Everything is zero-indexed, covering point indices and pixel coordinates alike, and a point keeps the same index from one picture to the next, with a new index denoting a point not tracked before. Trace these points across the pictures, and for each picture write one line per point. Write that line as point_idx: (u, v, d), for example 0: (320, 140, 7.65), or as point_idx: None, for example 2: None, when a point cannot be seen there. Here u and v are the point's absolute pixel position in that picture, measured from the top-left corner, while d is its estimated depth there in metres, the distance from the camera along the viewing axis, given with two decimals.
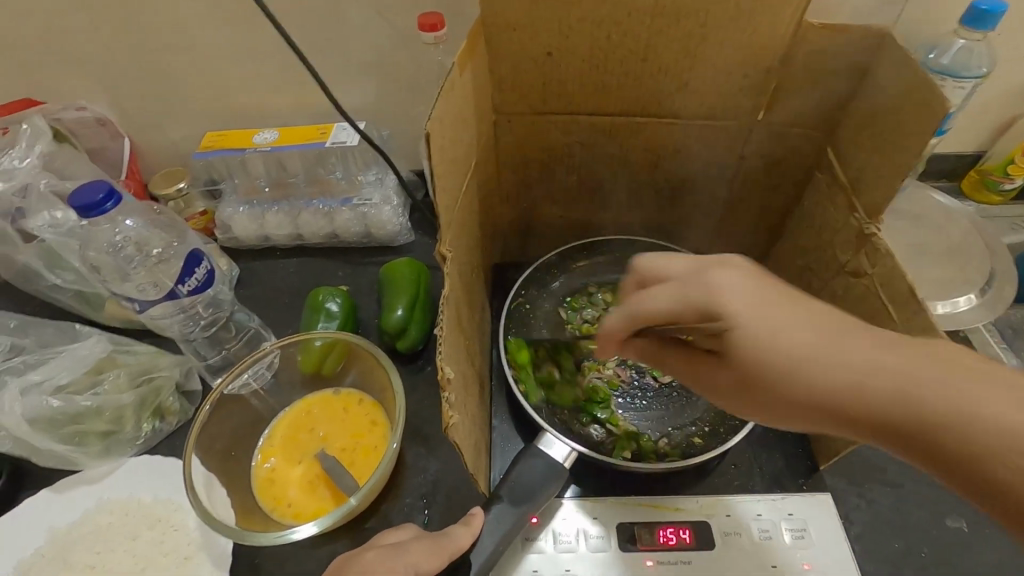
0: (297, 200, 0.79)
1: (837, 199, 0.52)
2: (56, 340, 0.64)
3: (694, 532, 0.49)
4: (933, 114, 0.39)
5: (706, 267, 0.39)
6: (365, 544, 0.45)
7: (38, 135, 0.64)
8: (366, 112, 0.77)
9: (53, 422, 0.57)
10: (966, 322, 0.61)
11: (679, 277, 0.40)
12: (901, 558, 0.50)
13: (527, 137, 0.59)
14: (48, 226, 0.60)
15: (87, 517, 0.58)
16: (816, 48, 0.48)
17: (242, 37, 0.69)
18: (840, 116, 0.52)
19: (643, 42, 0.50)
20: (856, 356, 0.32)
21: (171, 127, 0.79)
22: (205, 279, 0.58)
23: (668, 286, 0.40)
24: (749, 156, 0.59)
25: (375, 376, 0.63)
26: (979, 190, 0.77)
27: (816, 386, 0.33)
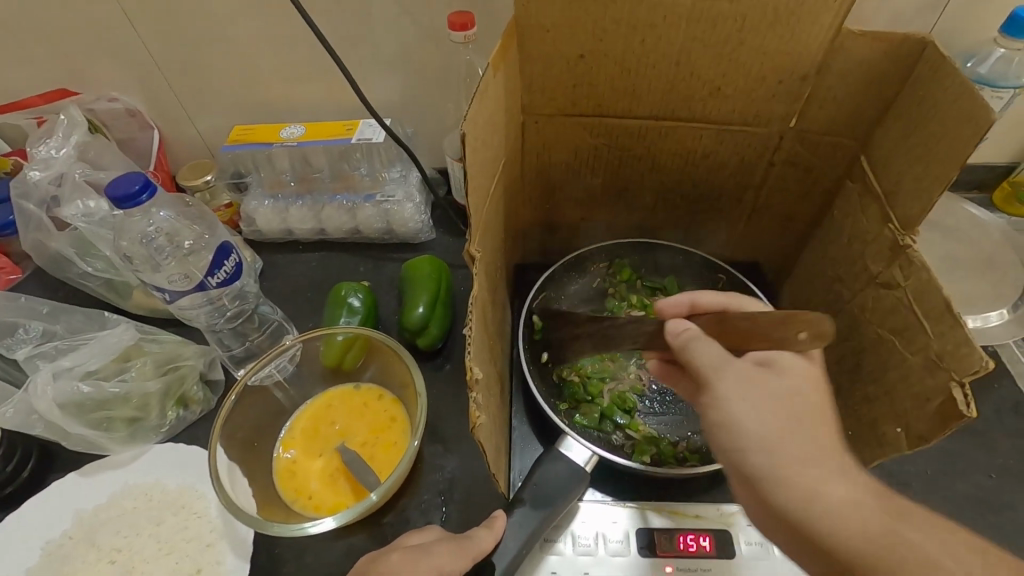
0: (322, 194, 0.80)
1: (869, 209, 0.51)
2: (85, 327, 0.65)
3: (714, 540, 0.49)
4: (978, 127, 0.38)
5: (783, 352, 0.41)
6: (392, 545, 0.45)
7: (75, 126, 0.66)
8: (393, 109, 0.78)
9: (82, 407, 0.58)
10: (996, 337, 0.60)
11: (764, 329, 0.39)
12: None
13: (553, 138, 0.59)
14: (80, 216, 0.61)
15: (113, 500, 0.59)
16: (855, 56, 0.47)
17: (274, 34, 0.70)
18: (875, 125, 0.51)
19: (677, 46, 0.49)
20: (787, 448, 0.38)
21: (199, 120, 0.80)
22: (233, 271, 0.59)
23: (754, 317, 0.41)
24: (780, 163, 0.58)
25: (395, 372, 0.64)
26: (1009, 203, 0.76)
27: (794, 472, 0.37)
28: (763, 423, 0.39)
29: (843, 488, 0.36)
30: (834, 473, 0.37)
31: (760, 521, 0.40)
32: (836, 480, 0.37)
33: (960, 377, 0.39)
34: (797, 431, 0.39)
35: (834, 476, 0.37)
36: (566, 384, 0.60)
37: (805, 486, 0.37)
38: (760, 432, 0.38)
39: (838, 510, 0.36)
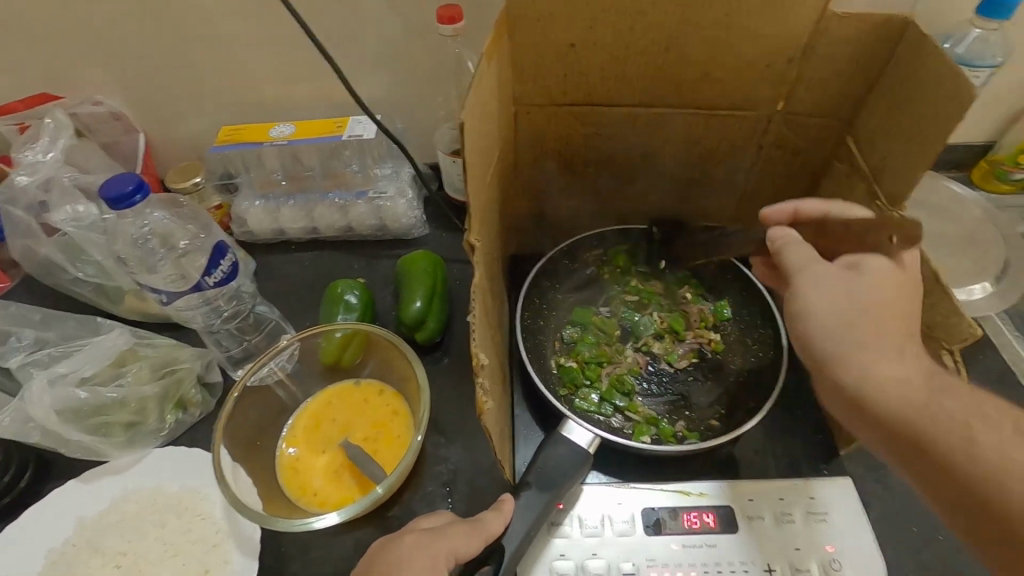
0: (314, 193, 0.79)
1: (857, 187, 0.53)
2: (78, 333, 0.65)
3: (717, 516, 0.50)
4: (960, 103, 0.40)
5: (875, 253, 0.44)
6: (406, 527, 0.47)
7: (61, 129, 0.65)
8: (383, 105, 0.78)
9: (79, 413, 0.58)
10: (979, 310, 0.62)
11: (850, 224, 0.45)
12: (920, 542, 0.52)
13: (546, 128, 0.59)
14: (70, 220, 0.61)
15: (114, 506, 0.59)
16: (840, 38, 0.48)
17: (260, 31, 0.70)
18: (859, 107, 0.52)
19: (666, 33, 0.50)
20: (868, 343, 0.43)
21: (186, 121, 0.79)
22: (229, 270, 0.59)
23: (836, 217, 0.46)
24: (768, 146, 0.59)
25: (395, 366, 0.64)
26: (988, 180, 0.78)
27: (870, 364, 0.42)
28: (836, 309, 0.44)
29: (898, 365, 0.42)
30: (906, 353, 0.42)
31: (838, 409, 0.46)
32: (904, 357, 0.42)
33: (949, 345, 0.42)
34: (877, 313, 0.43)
35: (892, 357, 0.42)
36: (563, 370, 0.61)
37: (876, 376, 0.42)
38: (829, 317, 0.44)
39: (898, 381, 0.41)
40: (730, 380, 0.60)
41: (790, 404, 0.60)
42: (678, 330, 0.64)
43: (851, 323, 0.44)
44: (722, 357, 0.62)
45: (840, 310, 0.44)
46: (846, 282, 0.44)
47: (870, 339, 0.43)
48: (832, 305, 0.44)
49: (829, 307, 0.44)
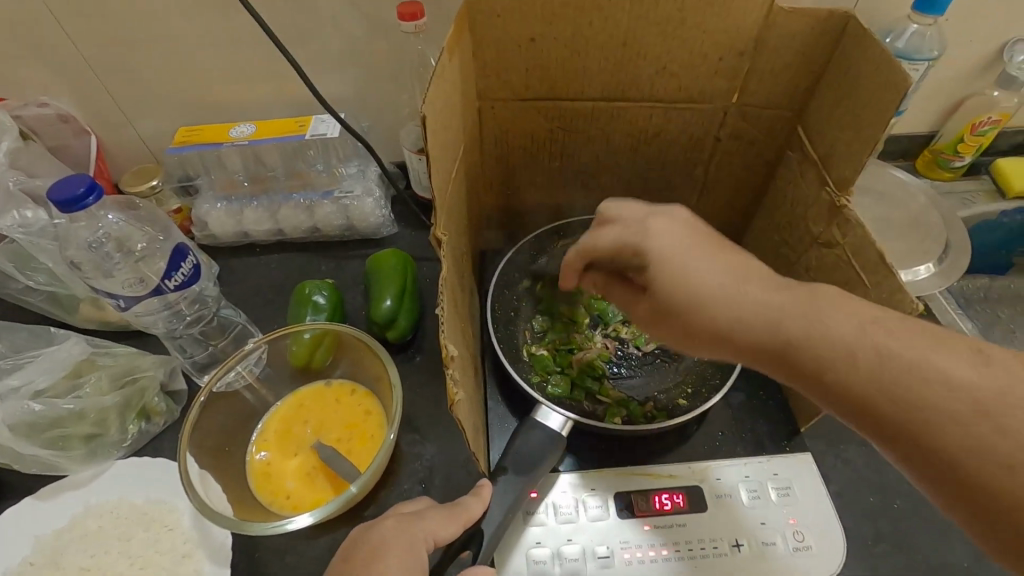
0: (276, 193, 0.78)
1: (808, 174, 0.55)
2: (30, 344, 0.61)
3: (687, 497, 0.52)
4: (898, 90, 0.42)
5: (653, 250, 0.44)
6: (386, 514, 0.47)
7: (4, 131, 0.62)
8: (347, 103, 0.77)
9: (34, 427, 0.56)
10: (926, 289, 0.66)
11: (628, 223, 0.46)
12: (877, 510, 0.55)
13: (510, 122, 0.60)
14: (17, 226, 0.59)
15: (76, 521, 0.57)
16: (788, 31, 0.50)
17: (216, 29, 0.68)
18: (808, 97, 0.55)
19: (624, 28, 0.51)
20: (735, 319, 0.40)
21: (141, 122, 0.77)
22: (191, 273, 0.58)
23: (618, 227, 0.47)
24: (725, 138, 0.61)
25: (367, 364, 0.64)
26: (932, 168, 0.83)
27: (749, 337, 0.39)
28: (679, 323, 0.43)
29: (764, 321, 0.39)
30: (754, 303, 0.40)
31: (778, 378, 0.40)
32: (752, 311, 0.39)
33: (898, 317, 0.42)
34: (702, 295, 0.41)
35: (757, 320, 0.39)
36: (535, 360, 0.61)
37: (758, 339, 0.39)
38: (684, 328, 0.42)
39: (764, 336, 0.39)
40: (694, 361, 0.62)
41: (755, 386, 0.62)
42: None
43: (692, 324, 0.42)
44: None
45: (672, 325, 0.43)
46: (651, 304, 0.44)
47: (715, 324, 0.41)
48: (667, 330, 0.44)
49: (666, 329, 0.44)
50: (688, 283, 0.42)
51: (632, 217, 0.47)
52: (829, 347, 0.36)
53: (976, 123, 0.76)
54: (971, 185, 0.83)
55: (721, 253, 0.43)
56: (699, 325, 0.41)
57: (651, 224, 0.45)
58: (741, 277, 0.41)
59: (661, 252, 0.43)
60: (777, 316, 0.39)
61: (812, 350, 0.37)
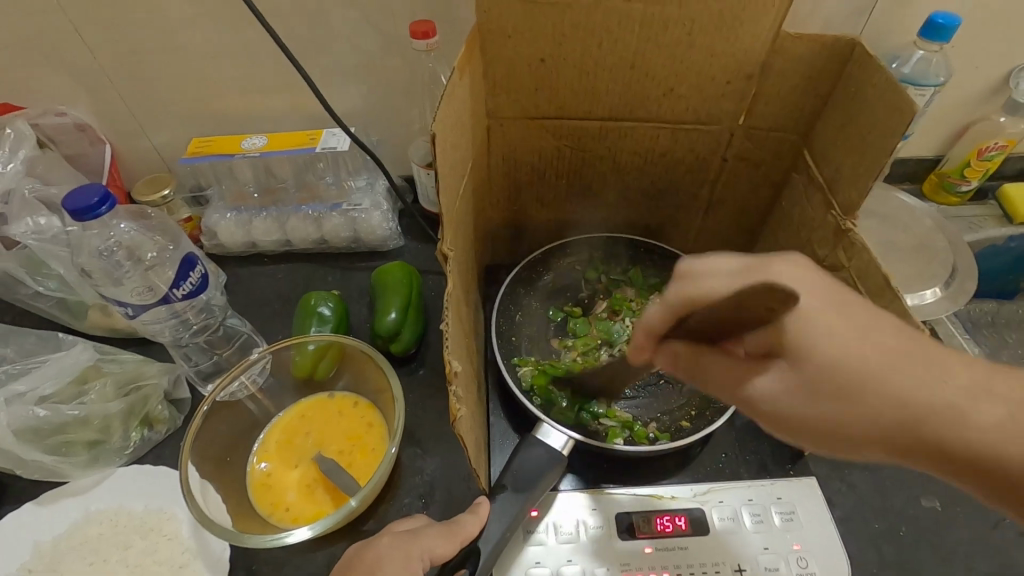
0: (286, 206, 0.79)
1: (814, 198, 0.55)
2: (38, 349, 0.62)
3: (689, 519, 0.51)
4: (904, 116, 0.42)
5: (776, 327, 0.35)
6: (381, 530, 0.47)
7: (22, 139, 0.64)
8: (357, 117, 0.78)
9: (37, 432, 0.56)
10: (932, 313, 0.65)
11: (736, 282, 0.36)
12: (882, 537, 0.54)
13: (520, 139, 0.61)
14: (31, 233, 0.60)
15: (75, 529, 0.56)
16: (794, 56, 0.51)
17: (232, 44, 0.70)
18: (814, 121, 0.55)
19: (633, 49, 0.52)
20: (895, 418, 0.33)
21: (155, 132, 0.78)
22: (199, 282, 0.58)
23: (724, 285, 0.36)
24: (732, 158, 0.62)
25: (370, 376, 0.64)
26: (938, 192, 0.83)
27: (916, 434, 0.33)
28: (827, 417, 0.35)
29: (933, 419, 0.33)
30: (904, 392, 0.33)
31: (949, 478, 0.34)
32: (906, 402, 0.33)
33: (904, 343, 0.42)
34: (849, 378, 0.34)
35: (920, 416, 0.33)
36: (530, 366, 0.61)
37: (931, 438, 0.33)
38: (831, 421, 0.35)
39: (939, 431, 0.33)
40: None
41: None
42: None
43: (832, 416, 0.35)
44: None
45: (802, 414, 0.36)
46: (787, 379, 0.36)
47: (868, 417, 0.34)
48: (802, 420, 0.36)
49: (802, 413, 0.36)
50: (829, 364, 0.34)
51: (736, 265, 0.37)
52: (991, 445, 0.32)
53: (982, 148, 0.77)
54: (977, 209, 0.83)
55: (857, 319, 0.35)
56: (843, 413, 0.34)
57: (774, 273, 0.36)
58: (884, 352, 0.34)
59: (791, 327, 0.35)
60: (940, 405, 0.33)
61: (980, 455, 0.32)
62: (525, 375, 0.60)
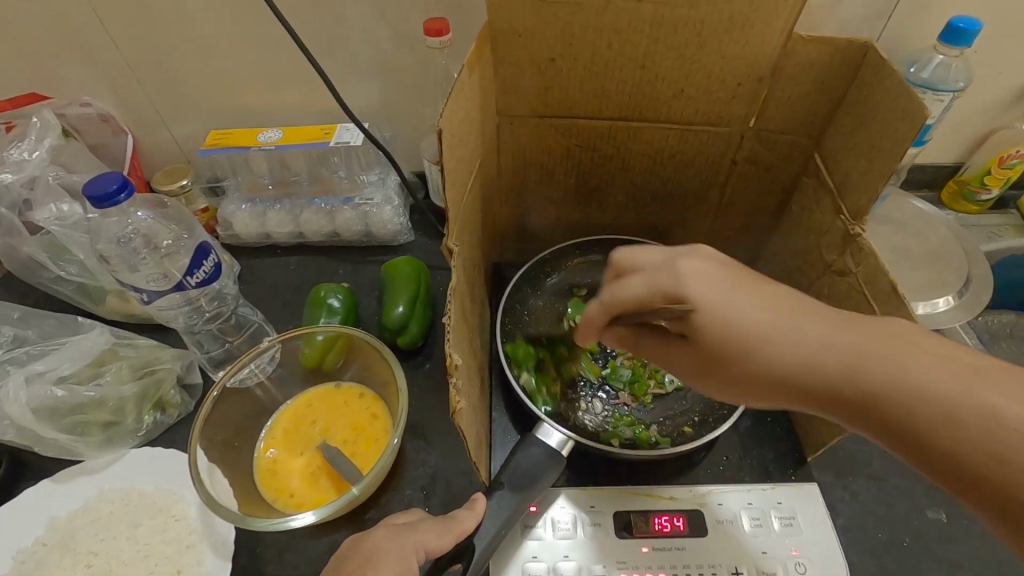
0: (299, 198, 0.80)
1: (824, 202, 0.55)
2: (58, 332, 0.64)
3: (687, 520, 0.51)
4: (915, 121, 0.42)
5: (676, 261, 0.41)
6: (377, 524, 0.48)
7: (49, 128, 0.66)
8: (371, 113, 0.79)
9: (55, 412, 0.58)
10: (944, 322, 0.65)
11: (651, 270, 0.42)
12: (885, 547, 0.53)
13: (530, 138, 0.61)
14: (54, 219, 0.62)
15: (88, 506, 0.58)
16: (804, 59, 0.51)
17: (252, 39, 0.71)
18: (826, 125, 0.55)
19: (642, 50, 0.52)
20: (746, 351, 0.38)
21: (175, 125, 0.80)
22: (212, 271, 0.60)
23: (642, 276, 0.42)
24: (742, 162, 0.61)
25: (377, 369, 0.64)
26: (956, 200, 0.82)
27: (777, 357, 0.37)
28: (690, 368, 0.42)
29: (816, 341, 0.37)
30: (777, 344, 0.37)
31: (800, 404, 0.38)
32: (790, 362, 0.37)
33: None
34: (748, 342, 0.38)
35: (799, 327, 0.37)
36: (529, 359, 0.62)
37: (776, 362, 0.37)
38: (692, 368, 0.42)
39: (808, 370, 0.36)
40: None
41: (763, 411, 0.62)
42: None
43: (710, 380, 0.42)
44: None
45: (717, 374, 0.40)
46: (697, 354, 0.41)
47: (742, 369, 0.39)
48: (712, 370, 0.40)
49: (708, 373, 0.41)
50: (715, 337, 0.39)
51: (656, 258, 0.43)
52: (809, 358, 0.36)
53: (1004, 156, 0.75)
54: (998, 218, 0.81)
55: (758, 289, 0.40)
56: (724, 369, 0.40)
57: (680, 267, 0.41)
58: (780, 311, 0.38)
59: (697, 297, 0.39)
60: (818, 348, 0.36)
61: (851, 375, 0.35)
62: (526, 373, 0.60)
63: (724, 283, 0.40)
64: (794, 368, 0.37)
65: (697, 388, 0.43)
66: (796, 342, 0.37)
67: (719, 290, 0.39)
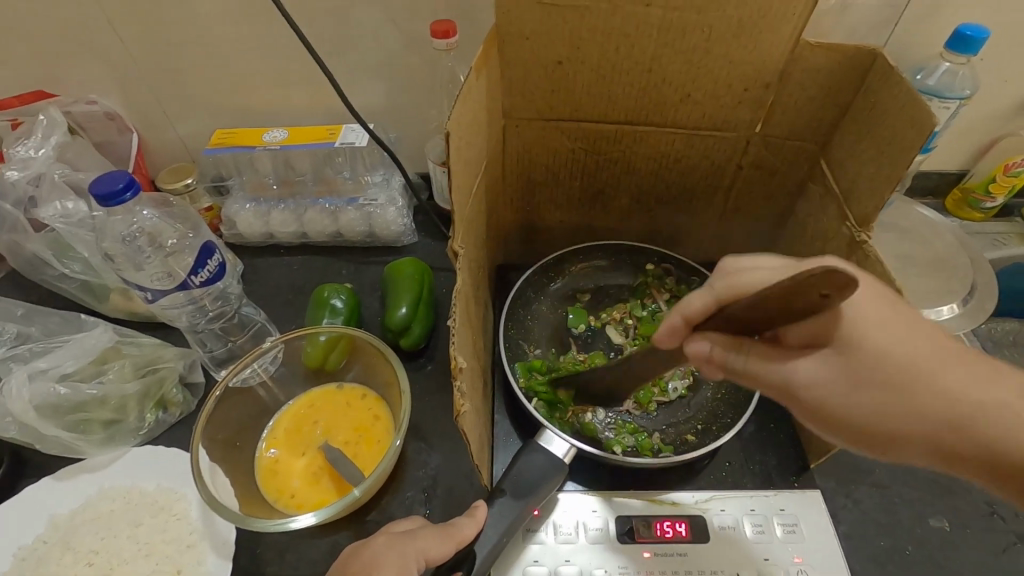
0: (304, 198, 0.80)
1: (829, 208, 0.55)
2: (61, 329, 0.64)
3: (689, 526, 0.51)
4: (923, 129, 0.42)
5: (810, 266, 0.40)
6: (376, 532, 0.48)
7: (55, 126, 0.66)
8: (376, 114, 0.79)
9: (58, 409, 0.58)
10: (948, 330, 0.65)
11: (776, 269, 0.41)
12: (887, 555, 0.53)
13: (535, 141, 0.61)
14: (59, 217, 0.62)
15: (89, 503, 0.58)
16: (812, 65, 0.50)
17: (259, 39, 0.71)
18: (832, 131, 0.55)
19: (650, 53, 0.52)
20: (880, 375, 0.39)
21: (181, 124, 0.80)
22: (216, 271, 0.60)
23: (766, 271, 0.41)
24: (748, 167, 0.61)
25: (379, 371, 0.64)
26: (960, 208, 0.82)
27: (941, 386, 0.38)
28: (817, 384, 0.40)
29: (962, 383, 0.39)
30: (947, 386, 0.38)
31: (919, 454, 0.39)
32: (932, 400, 0.38)
33: None
34: (885, 355, 0.39)
35: (950, 369, 0.39)
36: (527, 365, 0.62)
37: (936, 394, 0.38)
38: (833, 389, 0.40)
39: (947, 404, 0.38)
40: (706, 395, 0.61)
41: (766, 418, 0.62)
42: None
43: (833, 403, 0.40)
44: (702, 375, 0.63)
45: (847, 393, 0.39)
46: (832, 358, 0.39)
47: (897, 398, 0.39)
48: (848, 385, 0.39)
49: (855, 396, 0.39)
50: (881, 349, 0.39)
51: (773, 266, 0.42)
52: (944, 403, 0.38)
53: (1008, 164, 0.75)
54: (1003, 227, 0.81)
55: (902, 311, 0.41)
56: (887, 395, 0.39)
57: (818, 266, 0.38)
58: (905, 343, 0.40)
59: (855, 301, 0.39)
60: (962, 395, 0.38)
61: (975, 436, 0.37)
62: (532, 382, 0.60)
63: (872, 297, 0.40)
64: (931, 404, 0.38)
65: (792, 407, 0.41)
66: (976, 408, 0.38)
67: (874, 306, 0.40)
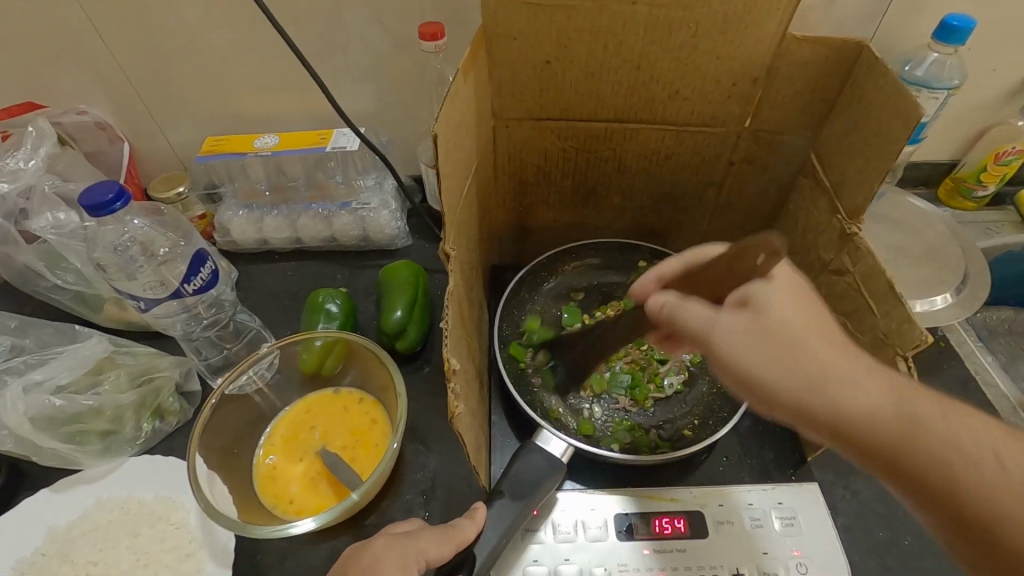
0: (296, 204, 0.80)
1: (820, 202, 0.55)
2: (56, 341, 0.64)
3: (688, 522, 0.51)
4: (909, 121, 0.42)
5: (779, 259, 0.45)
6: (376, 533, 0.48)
7: (44, 137, 0.66)
8: (367, 117, 0.79)
9: (53, 421, 0.58)
10: (942, 319, 0.65)
11: None
12: (887, 547, 0.53)
13: (526, 141, 0.61)
14: (50, 228, 0.62)
15: (86, 515, 0.58)
16: (799, 59, 0.51)
17: (247, 46, 0.71)
18: (821, 124, 0.55)
19: (637, 51, 0.52)
20: (797, 342, 0.41)
21: (172, 132, 0.80)
22: (209, 278, 0.60)
23: None
24: (738, 162, 0.62)
25: (375, 374, 0.64)
26: (952, 198, 0.82)
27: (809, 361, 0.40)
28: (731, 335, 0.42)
29: (867, 388, 0.38)
30: (822, 360, 0.40)
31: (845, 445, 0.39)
32: (819, 372, 0.39)
33: (904, 352, 0.42)
34: (793, 331, 0.41)
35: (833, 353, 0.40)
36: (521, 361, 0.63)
37: (811, 366, 0.40)
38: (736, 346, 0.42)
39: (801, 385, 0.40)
40: (702, 390, 0.61)
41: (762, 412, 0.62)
42: (660, 354, 0.64)
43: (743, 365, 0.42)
44: (698, 370, 0.63)
45: (762, 358, 0.41)
46: (750, 321, 0.42)
47: (776, 369, 0.41)
48: (758, 350, 0.41)
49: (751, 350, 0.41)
50: (786, 318, 0.41)
51: None
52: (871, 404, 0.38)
53: (1000, 152, 0.76)
54: (995, 215, 0.82)
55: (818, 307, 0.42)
56: (784, 360, 0.40)
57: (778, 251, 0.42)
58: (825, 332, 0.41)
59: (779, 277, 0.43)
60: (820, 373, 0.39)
61: (866, 429, 0.38)
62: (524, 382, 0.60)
63: (807, 297, 0.42)
64: (784, 376, 0.40)
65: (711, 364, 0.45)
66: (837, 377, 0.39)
67: (792, 288, 0.42)
